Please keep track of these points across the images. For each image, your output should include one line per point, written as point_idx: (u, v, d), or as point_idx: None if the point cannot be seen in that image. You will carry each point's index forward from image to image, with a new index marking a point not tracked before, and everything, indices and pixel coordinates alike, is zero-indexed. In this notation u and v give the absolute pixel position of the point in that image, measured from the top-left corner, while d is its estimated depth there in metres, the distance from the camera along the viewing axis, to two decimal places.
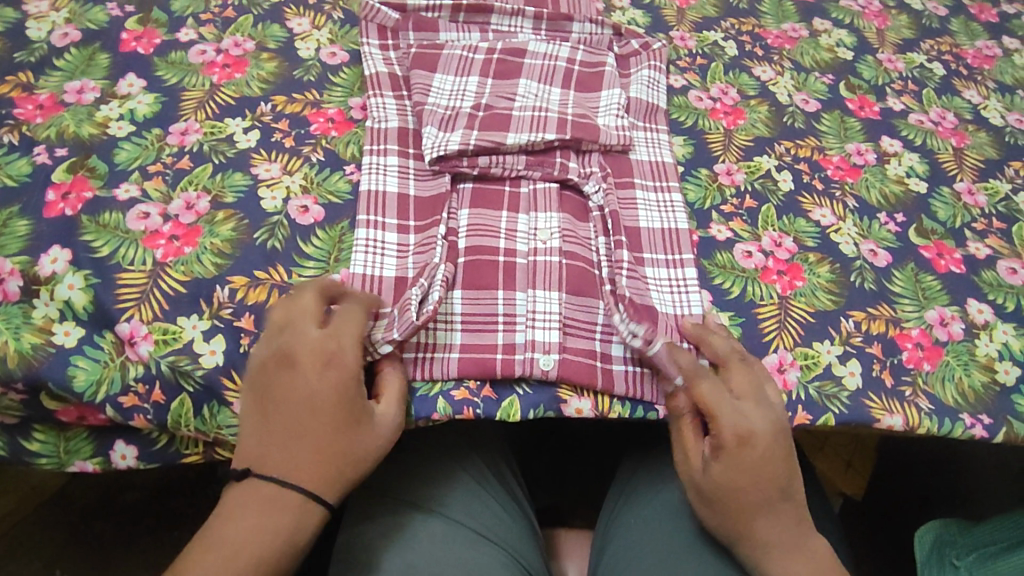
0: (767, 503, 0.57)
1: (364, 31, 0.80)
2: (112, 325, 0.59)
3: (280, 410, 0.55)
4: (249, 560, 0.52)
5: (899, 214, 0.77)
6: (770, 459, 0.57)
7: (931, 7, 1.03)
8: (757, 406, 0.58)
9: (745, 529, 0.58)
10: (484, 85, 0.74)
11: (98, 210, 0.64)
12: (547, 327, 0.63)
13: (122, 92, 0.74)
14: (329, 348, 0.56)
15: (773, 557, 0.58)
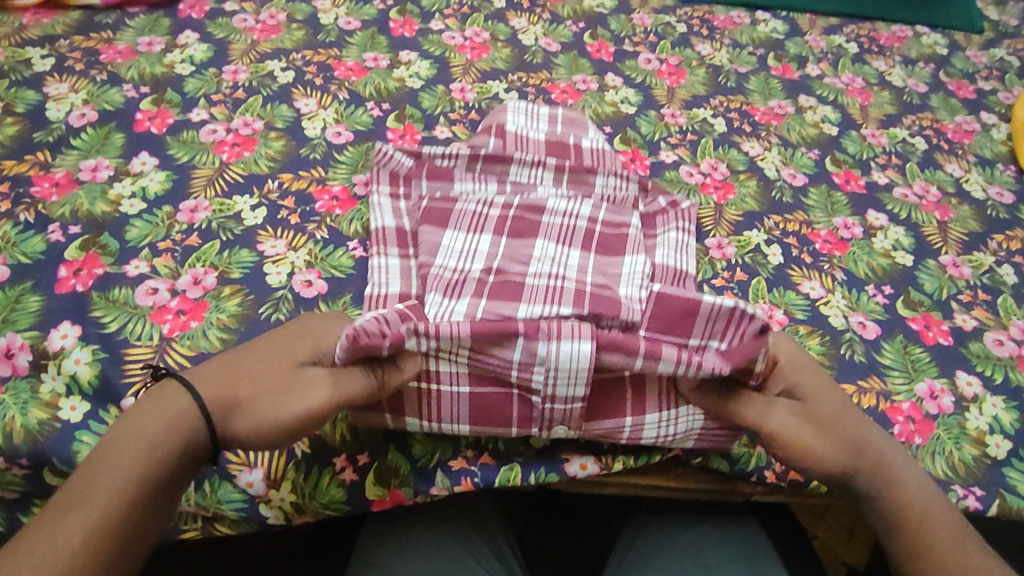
0: (852, 410, 0.60)
1: (375, 177, 0.76)
2: (118, 399, 0.60)
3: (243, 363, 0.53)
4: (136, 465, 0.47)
5: (886, 286, 0.79)
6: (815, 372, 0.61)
7: (911, 84, 1.07)
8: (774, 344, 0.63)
9: (862, 437, 0.58)
10: (496, 245, 0.67)
11: (108, 286, 0.66)
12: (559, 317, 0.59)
13: (135, 170, 0.77)
14: (316, 330, 0.57)
15: (891, 463, 0.57)
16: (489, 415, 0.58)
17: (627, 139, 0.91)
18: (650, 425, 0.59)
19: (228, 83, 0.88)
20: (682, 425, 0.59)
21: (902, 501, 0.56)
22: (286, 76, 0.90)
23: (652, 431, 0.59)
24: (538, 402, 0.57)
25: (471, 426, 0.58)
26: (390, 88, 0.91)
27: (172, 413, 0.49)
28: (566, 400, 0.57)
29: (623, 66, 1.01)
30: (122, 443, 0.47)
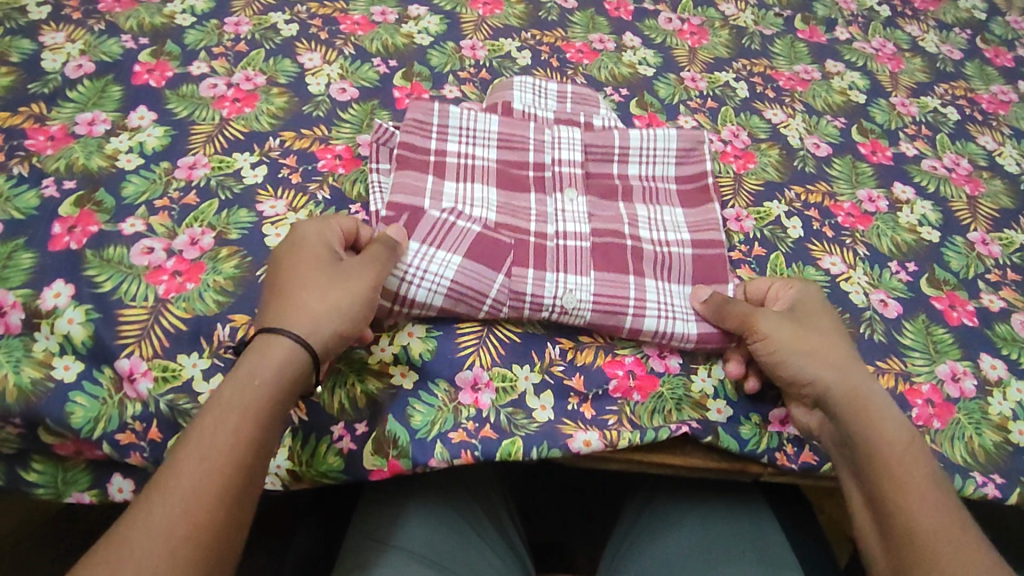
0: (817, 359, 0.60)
1: (375, 154, 0.72)
2: (111, 360, 0.58)
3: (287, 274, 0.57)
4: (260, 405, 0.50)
5: (910, 263, 0.76)
6: (841, 336, 0.62)
7: (946, 51, 1.02)
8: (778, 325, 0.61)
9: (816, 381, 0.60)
10: (489, 196, 0.68)
11: (102, 244, 0.64)
12: (571, 148, 0.71)
13: (133, 124, 0.74)
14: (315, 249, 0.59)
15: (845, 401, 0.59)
16: (513, 182, 0.70)
17: (644, 104, 0.87)
18: (646, 225, 0.68)
19: (230, 35, 0.84)
20: (668, 218, 0.70)
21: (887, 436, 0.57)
22: (290, 29, 0.86)
23: (648, 230, 0.68)
24: (549, 175, 0.70)
25: (497, 193, 0.68)
26: (398, 44, 0.88)
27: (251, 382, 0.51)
28: (572, 164, 0.71)
29: (642, 26, 0.97)
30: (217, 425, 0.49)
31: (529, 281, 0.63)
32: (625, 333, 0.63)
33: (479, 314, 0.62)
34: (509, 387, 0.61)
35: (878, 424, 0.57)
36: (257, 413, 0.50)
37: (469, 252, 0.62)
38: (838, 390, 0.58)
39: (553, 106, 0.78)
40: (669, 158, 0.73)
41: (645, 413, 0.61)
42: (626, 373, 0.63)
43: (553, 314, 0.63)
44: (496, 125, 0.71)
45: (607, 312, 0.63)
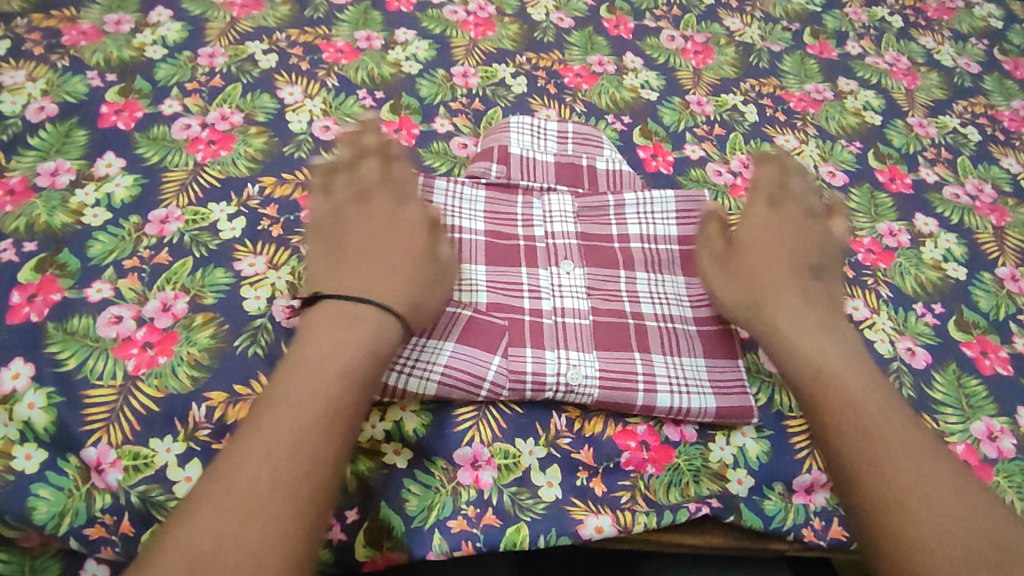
0: (806, 293, 0.58)
1: None
2: (77, 448, 0.53)
3: (358, 233, 0.57)
4: (315, 448, 0.44)
5: (936, 304, 0.71)
6: (785, 258, 0.59)
7: (962, 64, 0.97)
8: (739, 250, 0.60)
9: (769, 303, 0.57)
10: (478, 274, 0.62)
11: (66, 315, 0.59)
12: (564, 221, 0.66)
13: (99, 173, 0.69)
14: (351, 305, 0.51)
15: (801, 331, 0.55)
16: (503, 256, 0.64)
17: (648, 132, 0.81)
18: (648, 300, 0.63)
19: (204, 68, 0.79)
20: (671, 290, 0.64)
21: (816, 365, 0.52)
22: (268, 59, 0.81)
23: (651, 305, 0.63)
24: (541, 246, 0.65)
25: (486, 268, 0.63)
26: (385, 74, 0.82)
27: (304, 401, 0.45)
28: (565, 236, 0.66)
29: (643, 45, 0.91)
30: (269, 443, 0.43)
31: (527, 360, 0.58)
32: (637, 411, 0.59)
33: (481, 396, 0.57)
34: (512, 462, 0.56)
35: (807, 355, 0.53)
36: (363, 390, 0.48)
37: (463, 336, 0.57)
38: (759, 317, 0.57)
39: (552, 148, 0.73)
40: (668, 219, 0.67)
41: (660, 487, 0.57)
42: (639, 445, 0.58)
43: (557, 394, 0.58)
44: (483, 203, 0.66)
45: (616, 389, 0.58)
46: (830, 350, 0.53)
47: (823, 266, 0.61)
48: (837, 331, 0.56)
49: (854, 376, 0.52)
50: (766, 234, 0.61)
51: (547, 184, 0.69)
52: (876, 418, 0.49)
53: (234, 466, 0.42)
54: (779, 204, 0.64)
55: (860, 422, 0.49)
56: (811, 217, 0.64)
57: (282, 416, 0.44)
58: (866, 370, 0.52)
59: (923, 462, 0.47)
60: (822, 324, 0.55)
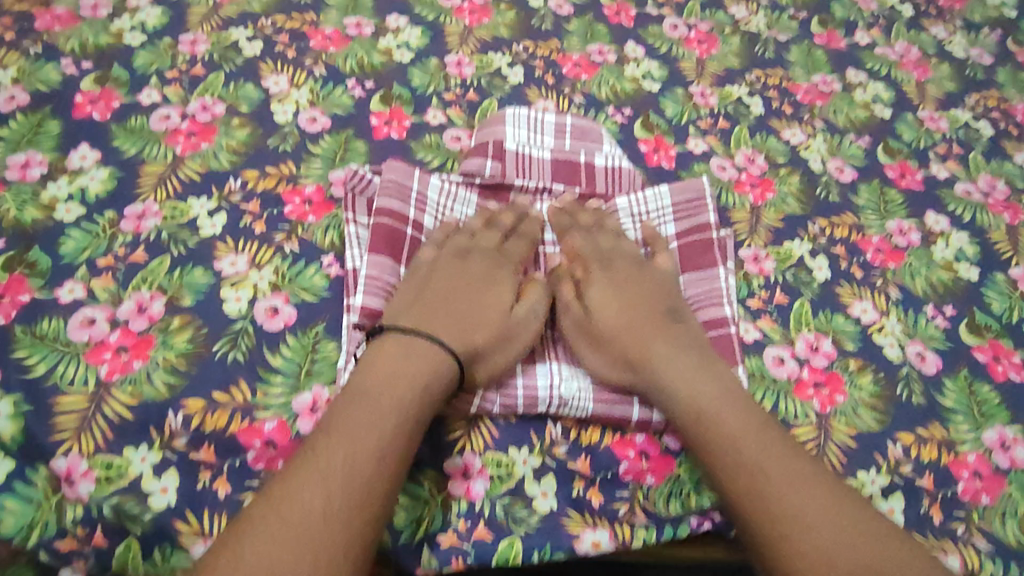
0: (664, 329, 0.56)
1: (351, 204, 0.63)
2: (46, 458, 0.50)
3: (456, 291, 0.57)
4: (359, 484, 0.44)
5: (948, 306, 0.68)
6: (660, 306, 0.58)
7: (974, 55, 0.94)
8: (641, 287, 0.59)
9: (640, 352, 0.55)
10: None
11: (35, 317, 0.56)
12: None
13: (73, 166, 0.65)
14: (413, 351, 0.51)
15: (666, 383, 0.53)
16: None
17: (649, 125, 0.78)
18: None
19: (184, 56, 0.75)
20: None
21: (689, 402, 0.52)
22: (253, 47, 0.77)
23: None
24: (533, 254, 0.64)
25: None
26: (375, 63, 0.78)
27: (361, 433, 0.46)
28: (558, 243, 0.64)
29: (645, 33, 0.88)
30: (320, 474, 0.44)
31: (518, 374, 0.56)
32: (634, 425, 0.56)
33: (471, 410, 0.54)
34: (504, 474, 0.53)
35: (684, 400, 0.52)
36: (417, 423, 0.49)
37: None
38: (635, 374, 0.55)
39: (549, 143, 0.69)
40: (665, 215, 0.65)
41: (660, 499, 0.54)
42: (637, 454, 0.56)
43: (550, 408, 0.55)
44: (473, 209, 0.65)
45: (609, 403, 0.55)
46: (706, 390, 0.52)
47: (684, 312, 0.58)
48: (719, 373, 0.54)
49: (732, 415, 0.51)
50: (614, 292, 0.58)
51: (542, 185, 0.67)
52: (748, 449, 0.49)
53: (284, 496, 0.43)
54: (608, 240, 0.62)
55: (740, 453, 0.49)
56: (643, 261, 0.61)
57: (335, 455, 0.45)
58: (748, 408, 0.52)
59: (830, 492, 0.48)
60: (699, 367, 0.54)
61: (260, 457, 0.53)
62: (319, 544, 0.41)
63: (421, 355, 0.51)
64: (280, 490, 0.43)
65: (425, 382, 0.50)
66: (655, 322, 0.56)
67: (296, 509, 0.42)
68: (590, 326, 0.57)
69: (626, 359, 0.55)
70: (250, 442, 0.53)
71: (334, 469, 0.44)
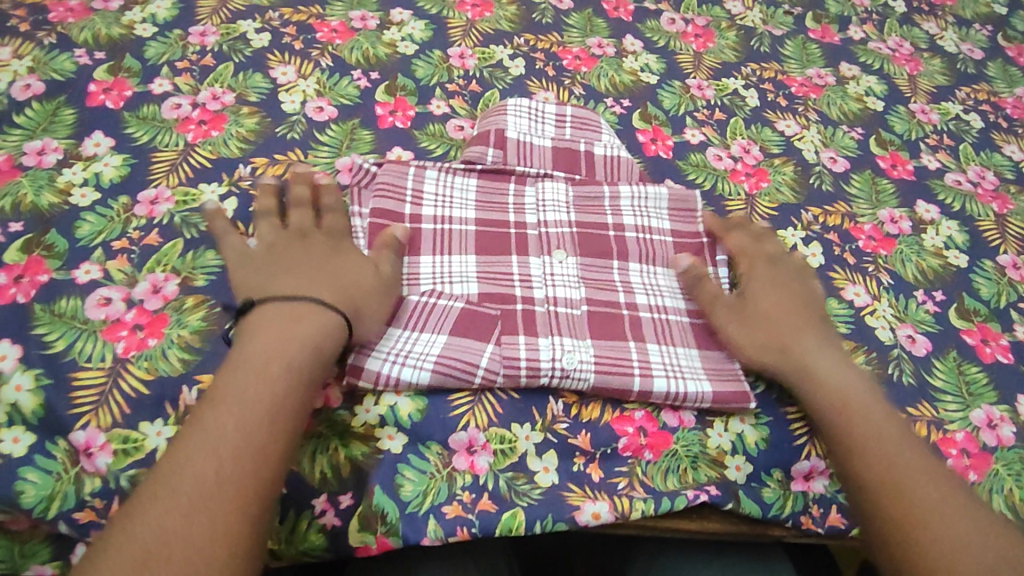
0: (810, 329, 0.60)
1: (355, 196, 0.65)
2: (65, 431, 0.52)
3: (319, 261, 0.57)
4: (253, 455, 0.45)
5: (937, 291, 0.71)
6: (811, 309, 0.61)
7: (966, 50, 0.96)
8: (795, 289, 0.62)
9: (794, 342, 0.59)
10: (468, 264, 0.62)
11: (53, 296, 0.58)
12: (557, 209, 0.66)
13: (87, 152, 0.67)
14: (295, 328, 0.52)
15: (831, 379, 0.57)
16: (493, 246, 0.63)
17: (648, 116, 0.80)
18: (642, 289, 0.63)
19: (195, 47, 0.77)
20: (664, 281, 0.64)
21: (836, 396, 0.56)
22: (261, 39, 0.79)
23: (645, 295, 0.62)
24: (533, 235, 0.64)
25: (477, 258, 0.62)
26: (380, 55, 0.80)
27: (246, 399, 0.47)
28: (558, 225, 0.65)
29: (643, 28, 0.90)
30: (206, 444, 0.45)
31: (522, 346, 0.57)
32: (634, 397, 0.58)
33: (476, 381, 0.56)
34: (508, 448, 0.55)
35: (833, 389, 0.57)
36: (308, 389, 0.50)
37: (454, 327, 0.57)
38: (786, 359, 0.58)
39: (550, 132, 0.71)
40: (661, 214, 0.67)
41: (658, 474, 0.56)
42: (636, 430, 0.57)
43: (553, 378, 0.57)
44: (474, 192, 0.66)
45: (611, 375, 0.57)
46: (857, 389, 0.57)
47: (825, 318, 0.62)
48: (855, 369, 0.59)
49: (876, 406, 0.56)
50: (775, 285, 0.62)
51: (543, 171, 0.68)
52: (886, 443, 0.53)
53: (171, 470, 0.44)
54: (772, 246, 0.65)
55: (867, 448, 0.53)
56: (798, 264, 0.65)
57: (223, 421, 0.46)
58: (889, 407, 0.56)
59: (947, 482, 0.52)
60: (839, 368, 0.58)
61: None
62: (209, 516, 0.42)
63: (308, 323, 0.52)
64: (165, 464, 0.45)
65: (309, 342, 0.51)
66: (809, 322, 0.60)
67: (187, 482, 0.43)
68: (757, 311, 0.60)
69: (794, 350, 0.58)
70: None
71: (223, 441, 0.45)
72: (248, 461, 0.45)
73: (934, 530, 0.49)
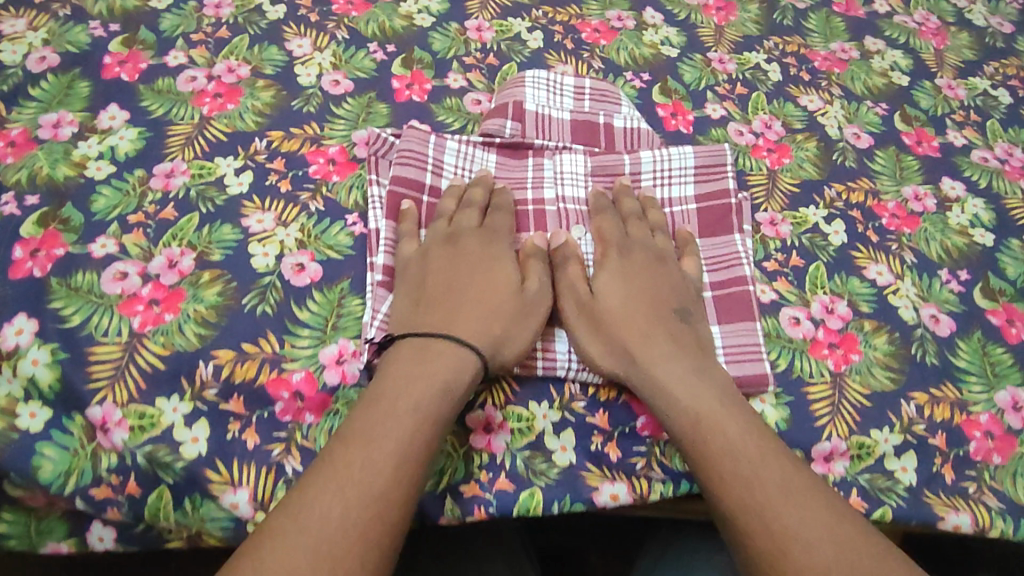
0: (673, 335, 0.56)
1: (372, 166, 0.65)
2: (81, 406, 0.52)
3: (459, 281, 0.57)
4: (361, 511, 0.44)
5: (963, 270, 0.69)
6: (661, 302, 0.58)
7: (995, 23, 0.93)
8: (653, 281, 0.59)
9: (640, 347, 0.55)
10: None
11: (70, 270, 0.57)
12: (575, 185, 0.65)
13: (102, 126, 0.67)
14: (427, 359, 0.52)
15: (670, 380, 0.54)
16: (512, 221, 0.63)
17: (668, 90, 0.79)
18: None
19: (209, 19, 0.76)
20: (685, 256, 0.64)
21: (681, 407, 0.53)
22: (276, 10, 0.78)
23: None
24: (551, 210, 0.64)
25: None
26: (396, 27, 0.79)
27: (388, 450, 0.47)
28: (576, 201, 0.64)
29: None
30: (322, 491, 0.44)
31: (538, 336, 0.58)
32: None
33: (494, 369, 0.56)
34: (525, 427, 0.55)
35: (682, 404, 0.53)
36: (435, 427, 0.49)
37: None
38: (634, 372, 0.55)
39: (568, 104, 0.70)
40: (686, 176, 0.66)
41: (676, 454, 0.56)
42: None
43: (568, 372, 0.57)
44: (495, 164, 0.66)
45: None
46: (705, 395, 0.53)
47: (691, 310, 0.59)
48: (710, 375, 0.55)
49: (730, 422, 0.52)
50: (628, 280, 0.59)
51: (562, 144, 0.67)
52: (741, 466, 0.49)
53: (292, 516, 0.43)
54: (638, 230, 0.62)
55: (730, 473, 0.49)
56: (665, 255, 0.61)
57: (353, 464, 0.46)
58: (753, 425, 0.52)
59: (794, 511, 0.47)
60: (693, 368, 0.54)
61: (288, 409, 0.54)
62: (333, 551, 0.42)
63: (449, 359, 0.52)
64: (279, 517, 0.44)
65: (436, 381, 0.51)
66: (661, 317, 0.57)
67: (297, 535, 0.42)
68: (600, 308, 0.57)
69: (628, 352, 0.55)
70: (278, 394, 0.55)
71: (362, 475, 0.45)
72: (369, 501, 0.45)
73: (768, 519, 0.47)
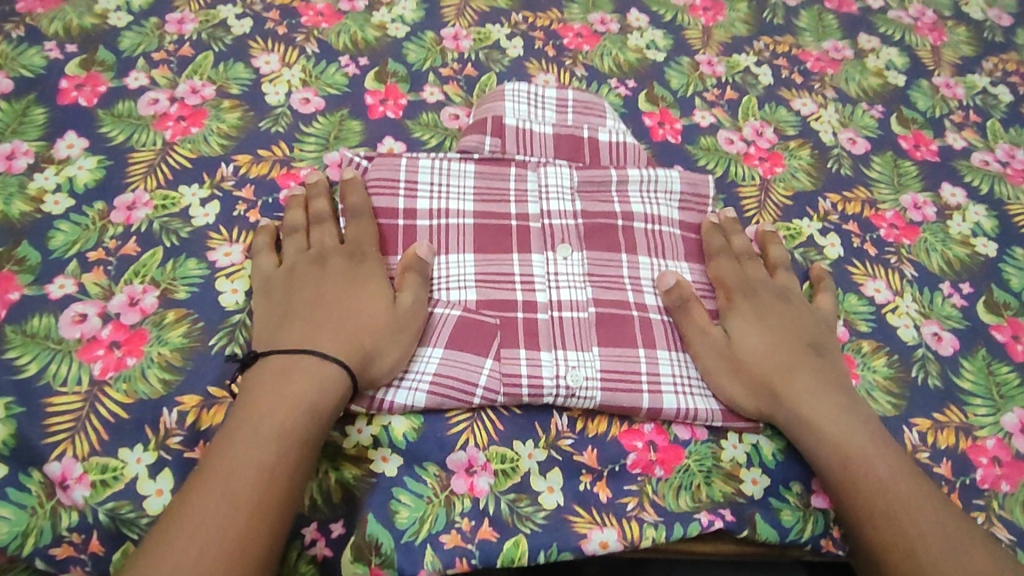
0: (811, 367, 0.55)
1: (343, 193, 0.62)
2: (39, 462, 0.49)
3: (322, 296, 0.53)
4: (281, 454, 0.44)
5: (964, 283, 0.66)
6: (795, 336, 0.57)
7: (993, 16, 0.90)
8: (781, 316, 0.58)
9: (787, 388, 0.54)
10: (465, 264, 0.58)
11: (25, 315, 0.54)
12: (561, 198, 0.62)
13: (60, 155, 0.63)
14: (298, 376, 0.48)
15: (814, 411, 0.53)
16: (492, 243, 0.59)
17: (654, 97, 0.75)
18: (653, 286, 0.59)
19: (172, 36, 0.73)
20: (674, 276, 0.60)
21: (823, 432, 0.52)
22: (242, 25, 0.75)
23: (655, 294, 0.59)
24: (536, 228, 0.61)
25: (475, 256, 0.59)
26: (369, 39, 0.76)
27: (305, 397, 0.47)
28: (562, 216, 0.61)
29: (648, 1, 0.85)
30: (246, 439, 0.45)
31: (523, 362, 0.54)
32: (642, 414, 0.55)
33: (476, 401, 0.53)
34: (510, 468, 0.53)
35: (823, 423, 0.53)
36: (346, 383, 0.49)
37: (451, 341, 0.54)
38: (779, 406, 0.54)
39: (551, 117, 0.67)
40: (671, 201, 0.63)
41: (669, 492, 0.53)
42: (646, 445, 0.55)
43: (557, 399, 0.54)
44: (473, 179, 0.62)
45: (618, 390, 0.54)
46: (833, 409, 0.53)
47: (822, 344, 0.57)
48: (853, 404, 0.54)
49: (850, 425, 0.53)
50: (760, 323, 0.57)
51: (545, 159, 0.64)
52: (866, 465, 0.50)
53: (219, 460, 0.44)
54: (756, 271, 0.61)
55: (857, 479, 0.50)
56: (792, 293, 0.60)
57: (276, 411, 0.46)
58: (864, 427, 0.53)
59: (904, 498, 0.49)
60: (825, 390, 0.54)
61: None
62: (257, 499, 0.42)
63: (315, 371, 0.48)
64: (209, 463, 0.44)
65: (353, 339, 0.51)
66: (800, 351, 0.56)
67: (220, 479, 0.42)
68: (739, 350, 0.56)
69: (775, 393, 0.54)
70: None
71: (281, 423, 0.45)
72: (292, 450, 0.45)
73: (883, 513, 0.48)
